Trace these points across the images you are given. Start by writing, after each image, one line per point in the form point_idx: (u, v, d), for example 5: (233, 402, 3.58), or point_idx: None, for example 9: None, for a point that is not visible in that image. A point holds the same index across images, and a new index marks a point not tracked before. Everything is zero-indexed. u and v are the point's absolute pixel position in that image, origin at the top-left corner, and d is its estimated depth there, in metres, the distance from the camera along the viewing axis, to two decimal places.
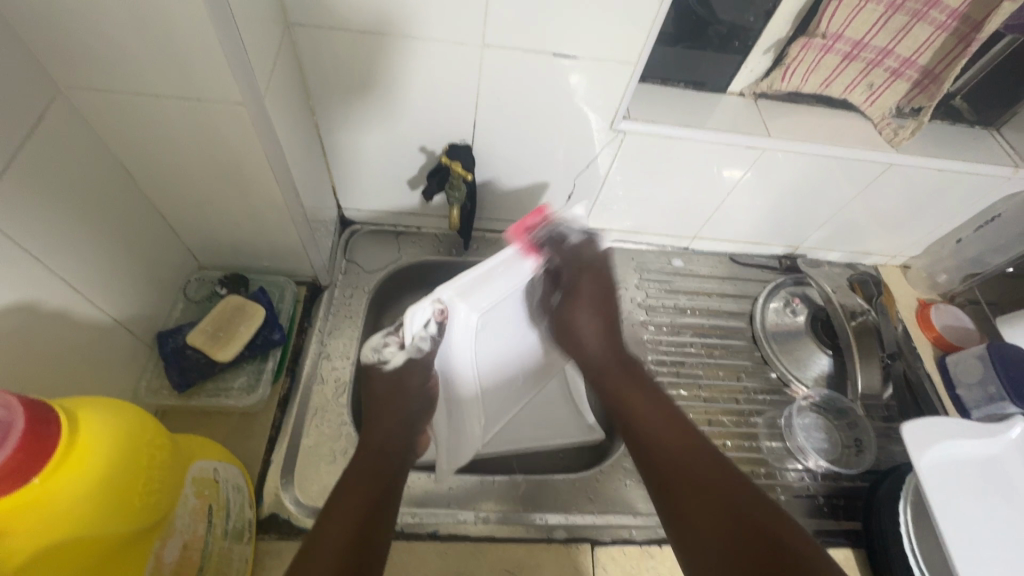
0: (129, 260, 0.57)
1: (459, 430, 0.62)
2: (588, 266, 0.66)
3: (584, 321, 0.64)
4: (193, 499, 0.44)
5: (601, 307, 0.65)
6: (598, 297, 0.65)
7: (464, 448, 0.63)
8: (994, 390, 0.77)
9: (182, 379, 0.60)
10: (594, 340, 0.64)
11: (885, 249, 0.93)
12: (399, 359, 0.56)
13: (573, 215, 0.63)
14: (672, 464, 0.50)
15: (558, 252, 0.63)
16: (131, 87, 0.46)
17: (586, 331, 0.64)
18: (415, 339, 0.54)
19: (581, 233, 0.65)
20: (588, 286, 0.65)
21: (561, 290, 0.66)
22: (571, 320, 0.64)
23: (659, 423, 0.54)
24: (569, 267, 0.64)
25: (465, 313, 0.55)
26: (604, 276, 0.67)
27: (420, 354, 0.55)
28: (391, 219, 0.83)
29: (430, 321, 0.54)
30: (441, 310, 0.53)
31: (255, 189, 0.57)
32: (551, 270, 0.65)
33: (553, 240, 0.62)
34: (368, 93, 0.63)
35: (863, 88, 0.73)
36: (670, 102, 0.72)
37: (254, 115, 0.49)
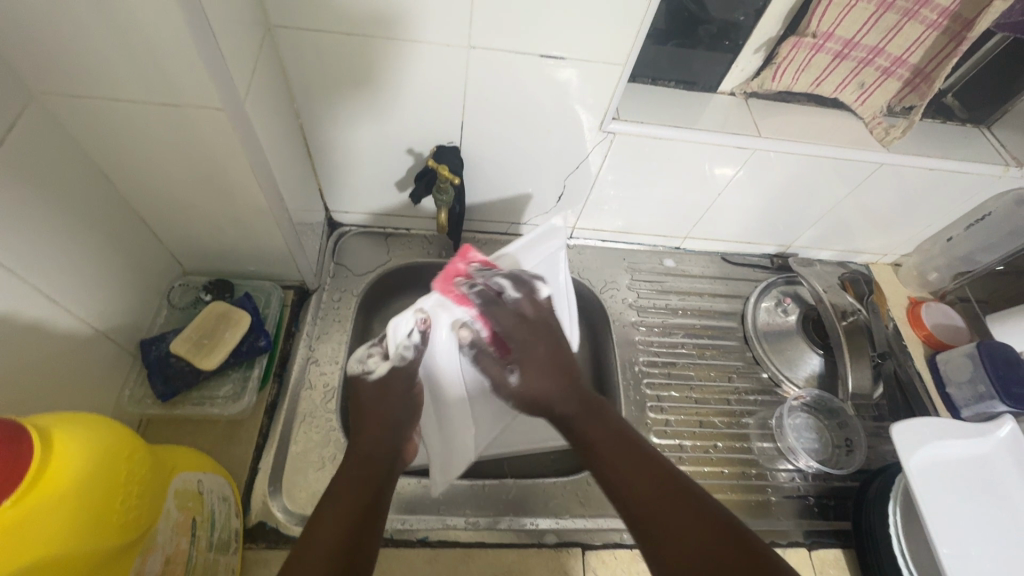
0: (109, 268, 0.56)
1: (451, 441, 0.61)
2: (540, 326, 0.54)
3: (543, 390, 0.53)
4: (175, 514, 0.43)
5: (556, 373, 0.53)
6: (557, 352, 0.54)
7: (455, 459, 0.62)
8: (983, 388, 0.77)
9: (166, 387, 0.59)
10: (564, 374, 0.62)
11: (877, 247, 0.93)
12: (382, 368, 0.54)
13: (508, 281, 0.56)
14: (638, 501, 0.44)
15: (503, 322, 0.58)
16: (107, 93, 0.44)
17: (541, 396, 0.53)
18: (399, 347, 0.53)
19: (546, 270, 0.66)
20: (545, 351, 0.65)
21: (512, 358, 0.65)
22: (526, 377, 0.65)
23: (628, 467, 0.46)
24: (515, 333, 0.54)
25: (450, 329, 0.55)
26: (552, 329, 0.55)
27: (406, 360, 0.54)
28: (379, 221, 0.82)
29: (416, 329, 0.54)
30: (425, 319, 0.54)
31: (238, 194, 0.56)
32: (498, 336, 0.55)
33: (493, 298, 0.60)
34: (353, 94, 0.62)
35: (854, 87, 0.72)
36: (660, 102, 0.71)
37: (233, 119, 0.48)
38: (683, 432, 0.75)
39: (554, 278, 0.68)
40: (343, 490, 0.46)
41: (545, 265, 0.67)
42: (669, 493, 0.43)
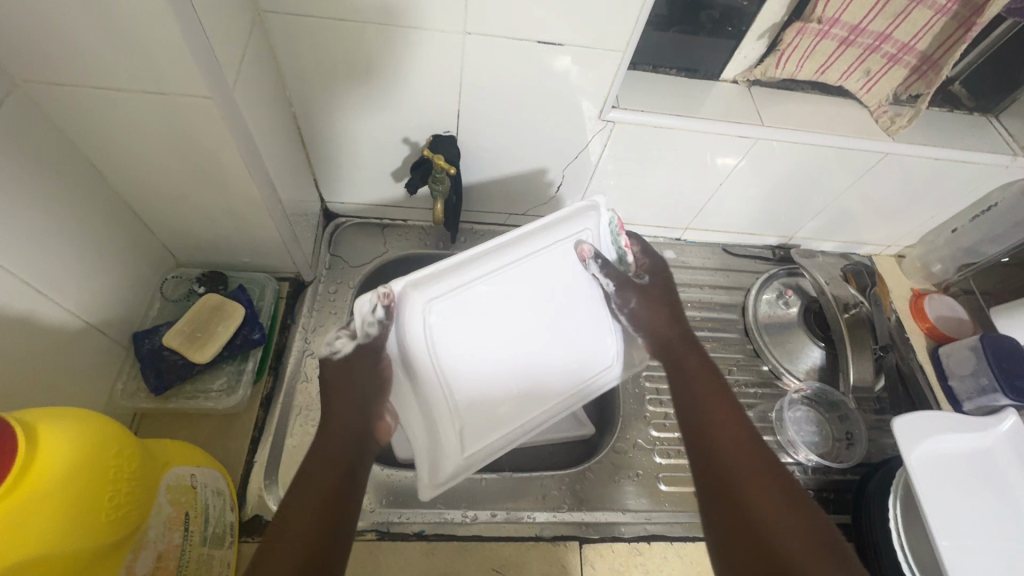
0: (99, 260, 0.55)
1: (436, 440, 0.51)
2: (661, 285, 0.62)
3: (653, 319, 0.60)
4: (167, 509, 0.43)
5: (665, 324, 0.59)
6: (673, 310, 0.61)
7: (444, 462, 0.51)
8: (986, 381, 0.76)
9: (159, 381, 0.59)
10: (661, 330, 0.59)
11: (881, 239, 0.91)
12: (349, 347, 0.50)
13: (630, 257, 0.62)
14: (730, 490, 0.44)
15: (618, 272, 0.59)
16: (91, 80, 0.43)
17: (656, 332, 0.59)
18: (362, 323, 0.50)
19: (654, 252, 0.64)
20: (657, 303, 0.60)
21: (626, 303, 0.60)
22: (637, 315, 0.60)
23: (731, 449, 0.47)
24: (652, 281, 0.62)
25: (417, 309, 0.49)
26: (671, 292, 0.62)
27: (369, 340, 0.50)
28: (376, 212, 0.81)
29: (377, 305, 0.49)
30: (388, 295, 0.49)
31: (230, 184, 0.55)
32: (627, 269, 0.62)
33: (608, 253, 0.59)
34: (347, 83, 0.61)
35: (860, 74, 0.71)
36: (661, 90, 0.70)
37: (222, 108, 0.47)
38: None
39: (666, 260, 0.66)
40: (316, 469, 0.45)
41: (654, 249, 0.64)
42: (773, 498, 0.43)
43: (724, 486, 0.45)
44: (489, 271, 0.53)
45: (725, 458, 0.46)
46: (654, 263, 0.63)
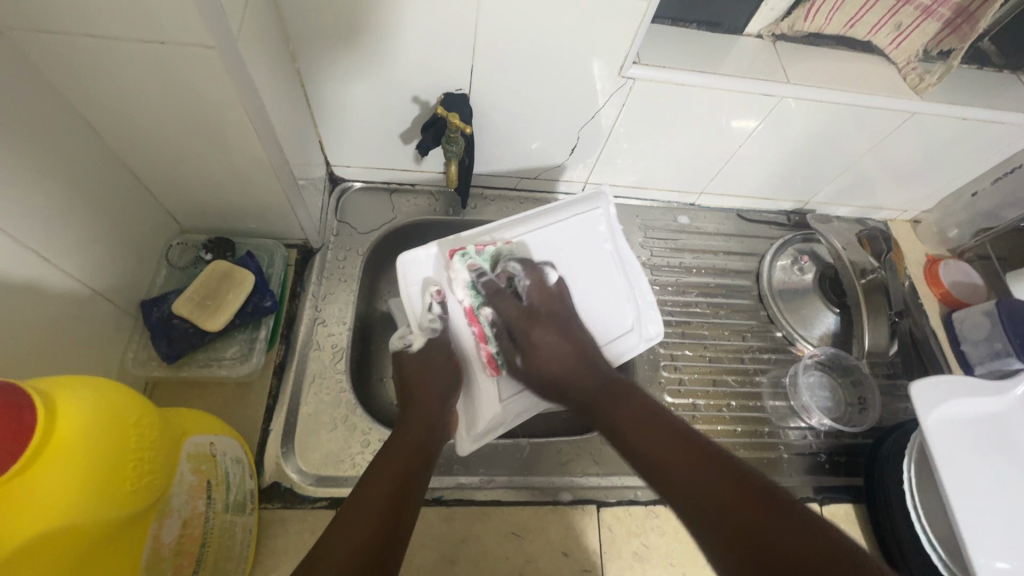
0: (100, 225, 0.53)
1: (477, 399, 0.59)
2: (542, 313, 0.58)
3: (554, 365, 0.56)
4: (189, 477, 0.42)
5: (567, 356, 0.57)
6: (563, 334, 0.58)
7: (482, 417, 0.58)
8: (999, 345, 0.76)
9: (170, 350, 0.58)
10: (570, 371, 0.56)
11: (897, 204, 0.90)
12: (420, 341, 0.58)
13: (509, 265, 0.60)
14: (671, 481, 0.45)
15: (508, 302, 0.58)
16: (82, 28, 0.40)
17: (557, 378, 0.56)
18: (423, 322, 0.59)
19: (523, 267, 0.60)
20: (543, 332, 0.57)
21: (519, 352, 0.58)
22: (539, 360, 0.57)
23: (657, 438, 0.48)
24: (519, 321, 0.58)
25: (458, 277, 0.59)
26: (560, 315, 0.59)
27: (436, 333, 0.59)
28: (384, 176, 0.78)
29: (432, 303, 0.60)
30: (438, 290, 0.60)
31: (235, 145, 0.53)
32: (501, 325, 0.59)
33: (495, 292, 0.59)
34: (354, 38, 0.57)
35: (890, 28, 0.68)
36: (682, 44, 0.67)
37: (225, 59, 0.43)
38: (696, 391, 0.75)
39: (552, 268, 0.61)
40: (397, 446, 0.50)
41: (535, 261, 0.61)
42: (705, 467, 0.44)
43: (668, 476, 0.45)
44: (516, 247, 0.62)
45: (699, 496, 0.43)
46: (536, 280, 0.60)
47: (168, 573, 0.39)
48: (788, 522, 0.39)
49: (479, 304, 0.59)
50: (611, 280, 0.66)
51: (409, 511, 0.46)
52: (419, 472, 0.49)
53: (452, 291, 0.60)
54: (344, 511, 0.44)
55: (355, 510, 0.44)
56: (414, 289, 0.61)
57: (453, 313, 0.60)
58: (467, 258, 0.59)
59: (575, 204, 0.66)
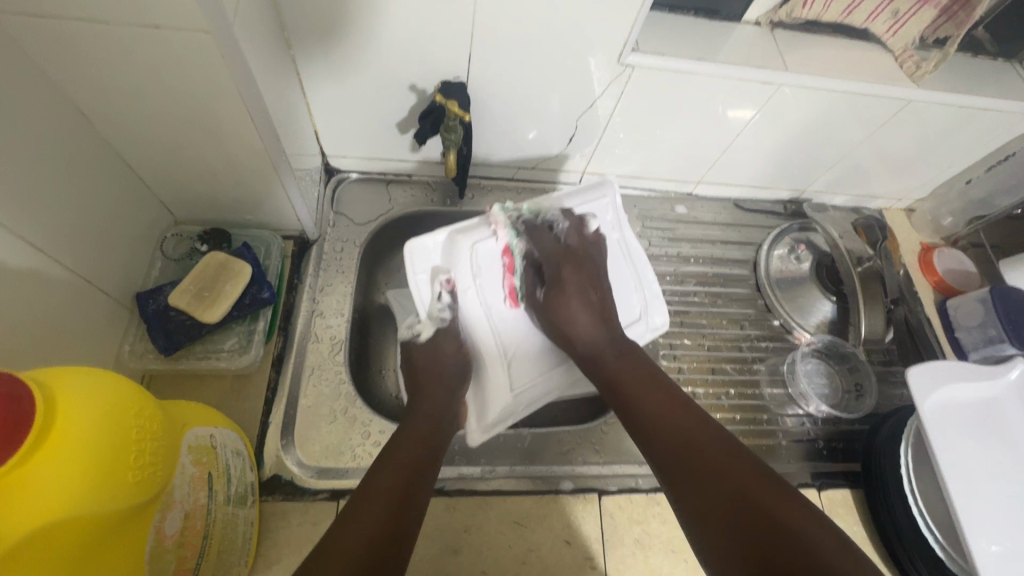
0: (93, 216, 0.52)
1: (488, 389, 0.59)
2: (580, 255, 0.60)
3: (578, 313, 0.57)
4: (191, 469, 0.42)
5: (596, 309, 0.58)
6: (586, 283, 0.59)
7: (492, 407, 0.58)
8: (993, 332, 0.77)
9: (168, 342, 0.57)
10: (591, 328, 0.57)
11: (892, 192, 0.90)
12: (429, 330, 0.59)
13: (548, 212, 0.61)
14: (684, 471, 0.46)
15: (545, 240, 0.59)
16: (73, 12, 0.39)
17: (580, 330, 0.57)
18: (433, 310, 0.58)
19: (568, 220, 0.61)
20: (573, 278, 0.58)
21: (545, 285, 0.59)
22: (565, 309, 0.57)
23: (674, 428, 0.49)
24: (554, 257, 0.59)
25: (467, 264, 0.58)
26: (593, 269, 0.60)
27: (445, 323, 0.58)
28: (381, 166, 0.78)
29: (442, 292, 0.58)
30: (448, 279, 0.57)
31: (232, 134, 0.52)
32: (532, 260, 0.59)
33: (530, 227, 0.59)
34: (349, 24, 0.56)
35: (887, 16, 0.68)
36: (681, 32, 0.66)
37: (221, 44, 0.43)
38: (695, 379, 0.75)
39: (595, 218, 0.63)
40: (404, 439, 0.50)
41: (578, 211, 0.62)
42: (723, 463, 0.45)
43: (682, 467, 0.46)
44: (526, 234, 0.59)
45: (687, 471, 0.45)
46: (578, 224, 0.61)
47: (171, 565, 0.39)
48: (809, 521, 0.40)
49: (513, 237, 0.58)
50: (622, 271, 0.66)
51: (412, 511, 0.45)
52: (424, 475, 0.48)
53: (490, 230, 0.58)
54: (353, 502, 0.44)
55: (362, 510, 0.43)
56: (419, 274, 0.58)
57: (490, 249, 0.58)
58: (505, 209, 0.59)
59: (579, 193, 0.64)
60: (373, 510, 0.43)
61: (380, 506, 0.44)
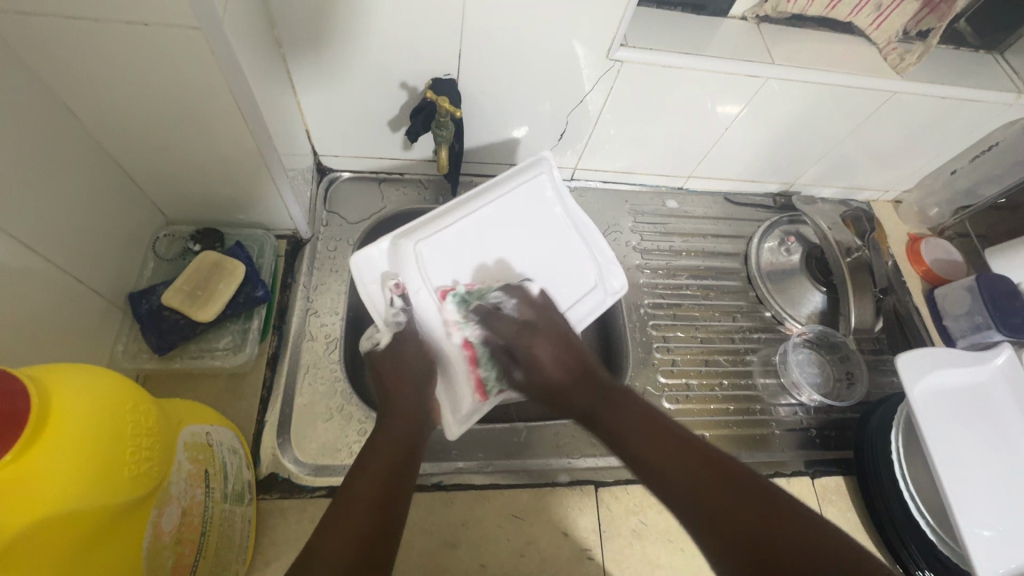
0: (83, 216, 0.52)
1: (457, 380, 0.59)
2: (542, 328, 0.59)
3: (556, 377, 0.57)
4: (187, 465, 0.42)
5: (569, 364, 0.57)
6: (556, 341, 0.58)
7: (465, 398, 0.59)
8: (981, 319, 0.78)
9: (162, 341, 0.57)
10: (568, 379, 0.57)
11: (879, 183, 0.91)
12: (387, 336, 0.58)
13: (490, 298, 0.59)
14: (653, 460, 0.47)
15: (499, 327, 0.58)
16: (63, 10, 0.39)
17: (557, 385, 0.57)
18: (388, 317, 0.59)
19: (513, 303, 0.59)
20: (547, 344, 0.57)
21: (521, 366, 0.58)
22: (535, 363, 0.57)
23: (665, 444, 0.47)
24: (517, 340, 0.57)
25: (412, 266, 0.59)
26: (559, 331, 0.59)
27: (401, 325, 0.59)
28: (373, 165, 0.78)
29: (393, 297, 0.59)
30: (397, 284, 0.59)
31: (223, 134, 0.52)
32: (499, 347, 0.59)
33: (484, 316, 0.58)
34: (339, 22, 0.56)
35: (871, 9, 0.69)
36: (669, 27, 0.67)
37: (212, 42, 0.43)
38: (689, 371, 0.76)
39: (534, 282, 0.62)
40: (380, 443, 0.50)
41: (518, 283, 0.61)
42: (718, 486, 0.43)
43: (688, 488, 0.44)
44: (458, 231, 0.61)
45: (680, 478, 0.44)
46: (521, 294, 0.60)
47: (170, 561, 0.39)
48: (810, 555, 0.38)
49: (467, 329, 0.58)
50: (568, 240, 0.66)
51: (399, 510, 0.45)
52: (405, 476, 0.48)
53: (444, 324, 0.59)
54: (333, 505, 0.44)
55: (344, 512, 0.43)
56: (371, 284, 0.60)
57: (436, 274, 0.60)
58: (458, 299, 0.59)
59: (513, 176, 0.64)
60: (352, 513, 0.43)
61: (359, 509, 0.44)
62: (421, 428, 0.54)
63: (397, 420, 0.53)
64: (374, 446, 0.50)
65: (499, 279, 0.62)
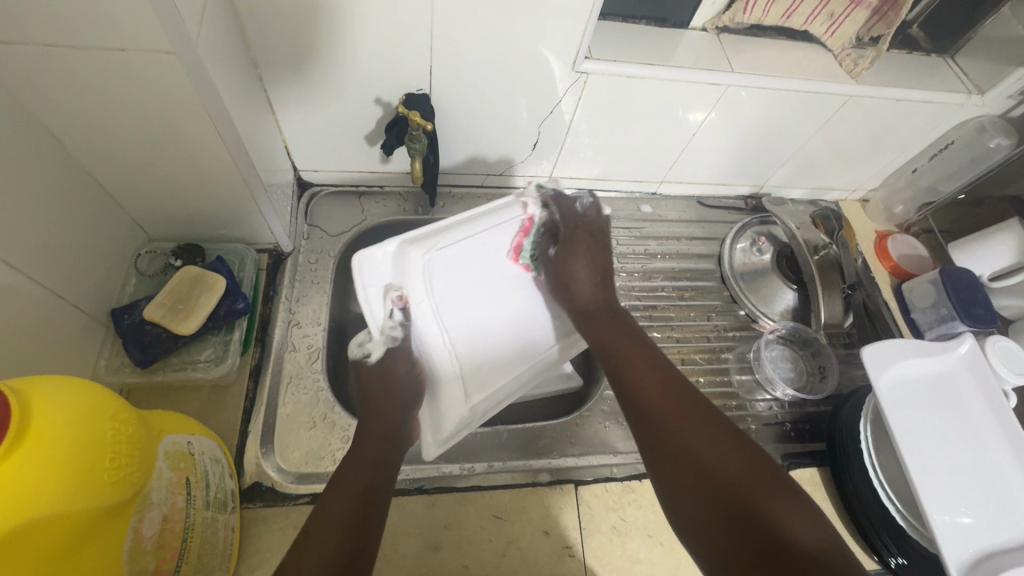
0: (66, 236, 0.53)
1: (442, 402, 0.62)
2: (591, 224, 0.69)
3: (579, 275, 0.66)
4: (168, 473, 0.43)
5: (594, 269, 0.66)
6: (591, 249, 0.67)
7: (448, 420, 0.61)
8: (945, 311, 0.81)
9: (144, 354, 0.58)
10: (586, 287, 0.65)
11: (846, 184, 0.95)
12: (379, 350, 0.61)
13: (582, 197, 0.72)
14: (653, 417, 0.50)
15: (565, 209, 0.70)
16: (39, 37, 0.41)
17: (580, 280, 0.66)
18: (385, 329, 0.62)
19: (589, 201, 0.71)
20: (583, 243, 0.68)
21: (558, 244, 0.69)
22: (566, 270, 0.66)
23: (659, 399, 0.51)
24: (567, 226, 0.69)
25: (417, 278, 0.63)
26: (600, 237, 0.69)
27: (394, 342, 0.61)
28: (353, 179, 0.80)
29: (393, 309, 0.62)
30: (399, 295, 0.62)
31: (202, 153, 0.54)
32: (549, 226, 0.70)
33: (558, 202, 0.69)
34: (313, 42, 0.59)
35: (824, 18, 0.72)
36: (632, 39, 0.70)
37: (187, 65, 0.45)
38: None
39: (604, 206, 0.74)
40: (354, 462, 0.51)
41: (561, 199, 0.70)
42: (710, 438, 0.46)
43: (678, 452, 0.46)
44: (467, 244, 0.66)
45: (671, 441, 0.47)
46: (592, 207, 0.71)
47: (152, 566, 0.40)
48: (790, 514, 0.41)
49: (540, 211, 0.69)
50: None
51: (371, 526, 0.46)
52: (380, 492, 0.50)
53: (519, 209, 0.68)
54: (306, 527, 0.45)
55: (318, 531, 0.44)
56: (374, 293, 0.63)
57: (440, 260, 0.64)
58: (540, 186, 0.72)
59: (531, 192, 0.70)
60: (325, 535, 0.44)
61: (333, 534, 0.44)
62: (396, 448, 0.56)
63: (375, 440, 0.55)
64: (346, 466, 0.51)
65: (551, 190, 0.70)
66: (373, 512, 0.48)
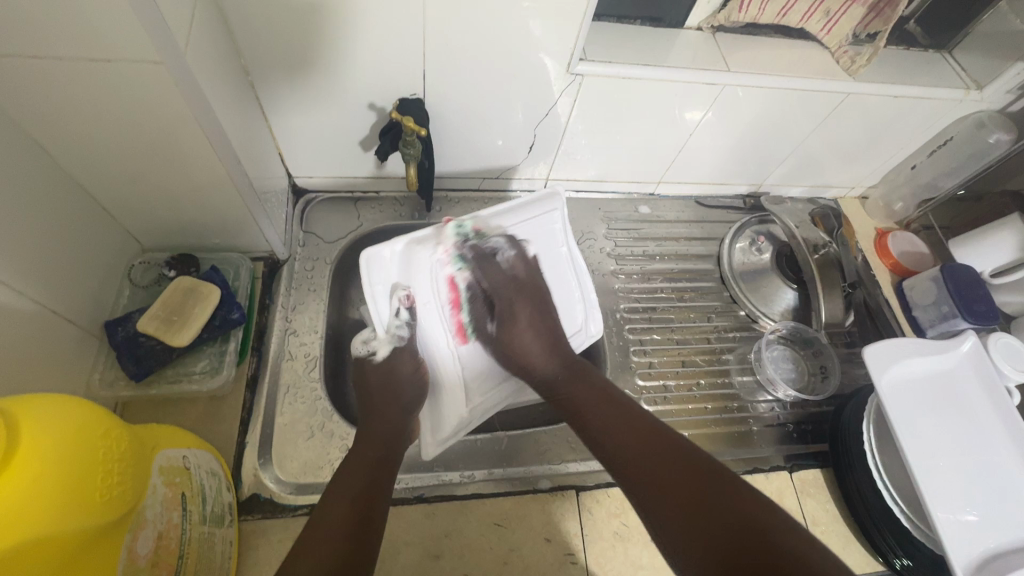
0: (57, 250, 0.52)
1: (443, 403, 0.64)
2: (528, 286, 0.67)
3: (529, 346, 0.66)
4: (162, 489, 0.43)
5: (542, 333, 0.66)
6: (535, 316, 0.67)
7: (447, 422, 0.64)
8: (946, 308, 0.80)
9: (138, 367, 0.58)
10: (540, 355, 0.65)
11: (844, 181, 0.94)
12: (386, 348, 0.63)
13: (493, 240, 0.65)
14: (628, 457, 0.52)
15: (492, 272, 0.65)
16: (23, 49, 0.40)
17: (528, 349, 0.66)
18: (390, 328, 0.63)
19: (511, 250, 0.66)
20: (524, 308, 0.66)
21: (496, 318, 0.66)
22: (515, 340, 0.66)
23: (642, 446, 0.51)
24: (503, 290, 0.66)
25: (425, 278, 0.62)
26: (536, 292, 0.68)
27: (402, 340, 0.63)
28: (348, 185, 0.79)
29: (400, 308, 0.62)
30: (406, 295, 0.62)
31: (193, 163, 0.54)
32: (483, 294, 0.66)
33: (482, 257, 0.64)
34: (305, 49, 0.58)
35: (820, 15, 0.71)
36: (627, 40, 0.69)
37: (174, 74, 0.44)
38: (666, 372, 0.78)
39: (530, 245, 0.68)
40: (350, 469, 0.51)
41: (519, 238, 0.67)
42: (692, 471, 0.47)
43: (655, 488, 0.48)
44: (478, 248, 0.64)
45: (646, 478, 0.49)
46: (524, 265, 0.67)
47: None
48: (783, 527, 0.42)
49: (457, 268, 0.63)
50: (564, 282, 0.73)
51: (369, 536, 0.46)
52: (378, 500, 0.49)
53: (438, 249, 0.62)
54: (304, 535, 0.44)
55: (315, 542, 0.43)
56: (382, 292, 0.61)
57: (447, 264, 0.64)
58: (458, 230, 0.62)
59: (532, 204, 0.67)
60: (324, 543, 0.43)
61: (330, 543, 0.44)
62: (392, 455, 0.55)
63: (371, 447, 0.54)
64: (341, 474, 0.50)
65: (498, 230, 0.65)
66: (371, 522, 0.47)
